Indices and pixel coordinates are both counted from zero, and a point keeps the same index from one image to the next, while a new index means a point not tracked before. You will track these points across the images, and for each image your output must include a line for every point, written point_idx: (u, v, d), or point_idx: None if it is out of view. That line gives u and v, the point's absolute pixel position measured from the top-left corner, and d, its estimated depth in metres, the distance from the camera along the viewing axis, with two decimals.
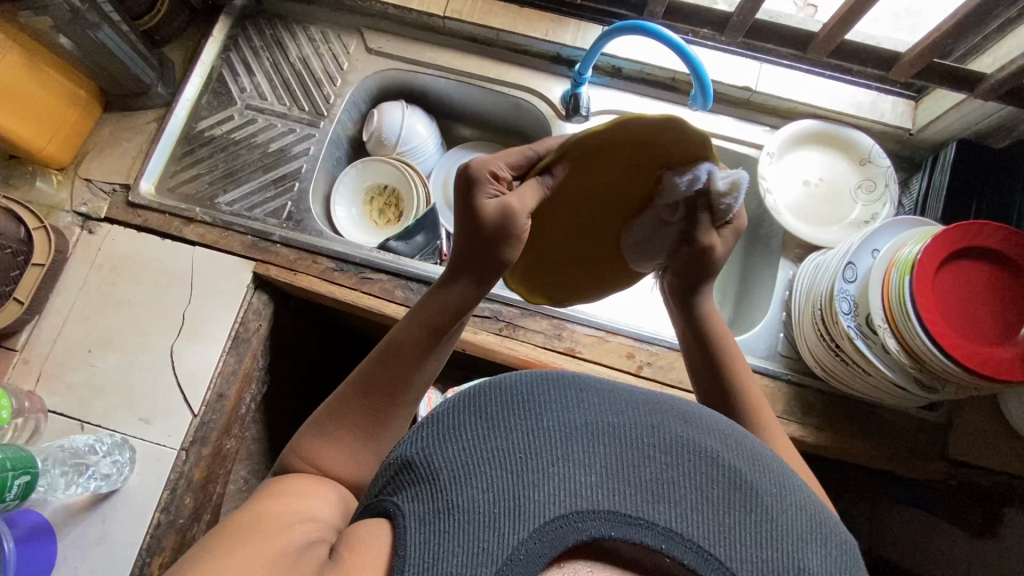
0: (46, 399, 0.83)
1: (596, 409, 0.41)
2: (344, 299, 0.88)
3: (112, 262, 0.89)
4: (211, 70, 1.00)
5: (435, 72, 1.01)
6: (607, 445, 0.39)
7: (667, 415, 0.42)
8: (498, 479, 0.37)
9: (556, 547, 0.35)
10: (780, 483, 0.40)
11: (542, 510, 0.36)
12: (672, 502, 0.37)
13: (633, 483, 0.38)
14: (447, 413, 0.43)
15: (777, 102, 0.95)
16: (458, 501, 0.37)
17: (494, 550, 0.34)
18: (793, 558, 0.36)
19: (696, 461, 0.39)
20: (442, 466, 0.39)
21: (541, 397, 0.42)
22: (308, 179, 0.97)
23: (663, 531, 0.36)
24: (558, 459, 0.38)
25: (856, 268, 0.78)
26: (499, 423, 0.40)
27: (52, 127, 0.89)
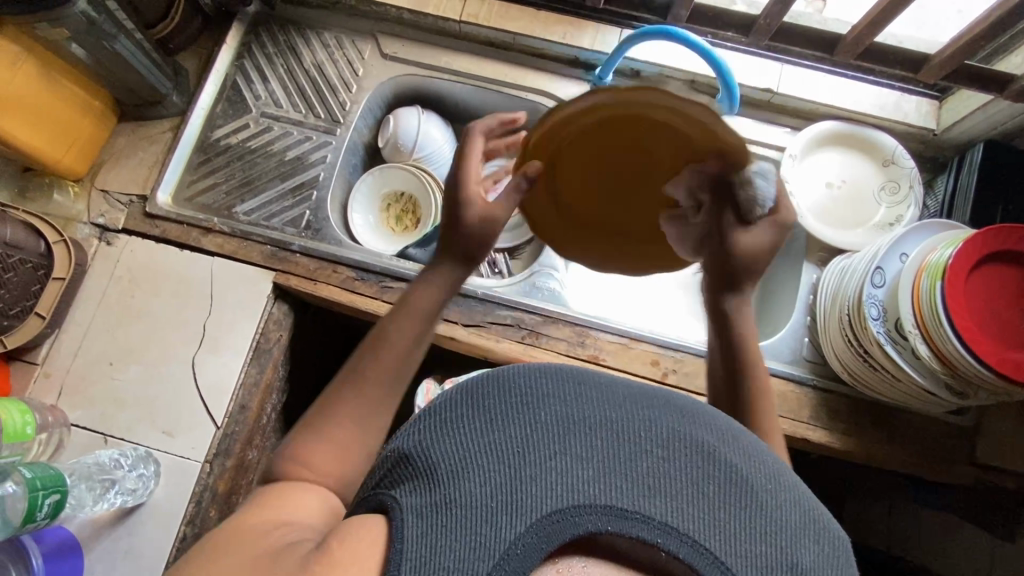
0: (68, 413, 0.83)
1: (597, 400, 0.39)
2: (365, 308, 0.87)
3: (131, 275, 0.89)
4: (225, 78, 1.00)
5: (451, 77, 1.00)
6: (605, 436, 0.37)
7: (666, 408, 0.40)
8: (494, 473, 0.35)
9: (553, 543, 0.33)
10: (776, 478, 0.38)
11: (538, 505, 0.34)
12: (672, 497, 0.34)
13: (631, 477, 0.35)
14: (442, 404, 0.41)
15: (798, 103, 0.94)
16: (455, 496, 0.35)
17: (490, 545, 0.32)
18: (786, 554, 0.34)
19: (696, 456, 0.37)
20: (440, 460, 0.37)
21: (541, 388, 0.40)
22: (326, 187, 0.96)
23: (658, 526, 0.33)
24: (554, 452, 0.35)
25: (885, 273, 0.77)
26: (497, 417, 0.38)
27: (69, 139, 0.88)
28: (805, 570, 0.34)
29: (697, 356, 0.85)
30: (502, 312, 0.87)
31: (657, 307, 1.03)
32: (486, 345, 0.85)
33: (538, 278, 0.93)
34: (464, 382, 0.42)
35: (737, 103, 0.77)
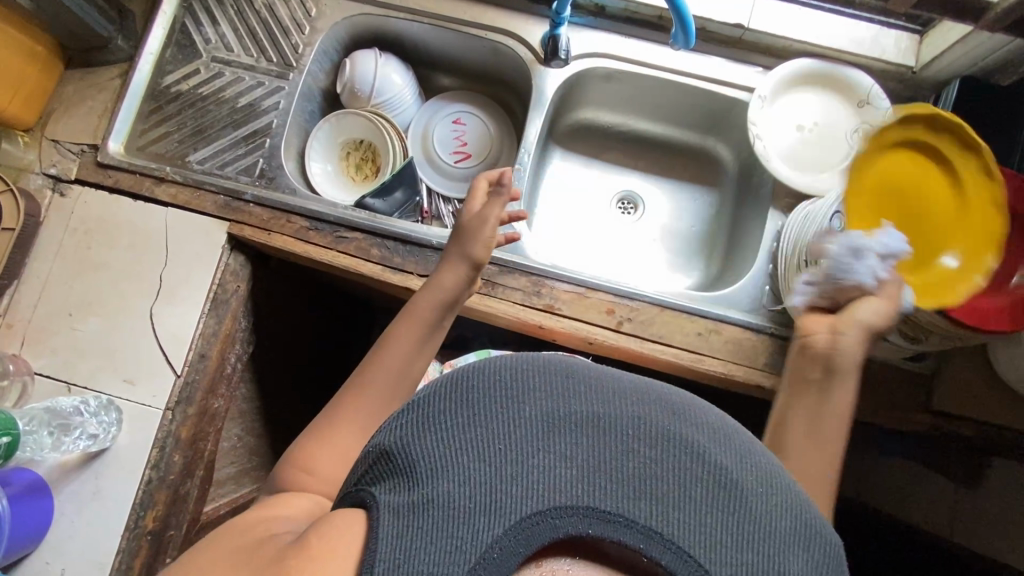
0: (31, 362, 0.84)
1: (582, 400, 0.41)
2: (318, 258, 0.86)
3: (86, 226, 0.88)
4: (173, 20, 0.95)
5: (408, 16, 0.95)
6: (589, 436, 0.39)
7: (655, 405, 0.42)
8: (474, 471, 0.37)
9: (531, 544, 0.35)
10: (769, 482, 0.39)
11: (518, 506, 0.36)
12: (654, 500, 0.37)
13: (616, 479, 0.37)
14: (428, 397, 0.43)
15: (770, 39, 0.89)
16: (433, 495, 0.37)
17: (469, 547, 0.35)
18: (772, 560, 0.36)
19: (684, 457, 0.39)
20: (421, 458, 0.39)
21: (525, 386, 0.41)
22: (280, 135, 0.93)
23: (642, 530, 0.35)
24: (537, 452, 0.38)
25: (844, 218, 0.75)
26: (477, 409, 0.40)
27: (12, 86, 0.86)
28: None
29: (653, 305, 0.84)
30: None
31: (623, 257, 1.04)
32: None
33: None
34: (450, 372, 0.44)
35: (692, 38, 0.72)
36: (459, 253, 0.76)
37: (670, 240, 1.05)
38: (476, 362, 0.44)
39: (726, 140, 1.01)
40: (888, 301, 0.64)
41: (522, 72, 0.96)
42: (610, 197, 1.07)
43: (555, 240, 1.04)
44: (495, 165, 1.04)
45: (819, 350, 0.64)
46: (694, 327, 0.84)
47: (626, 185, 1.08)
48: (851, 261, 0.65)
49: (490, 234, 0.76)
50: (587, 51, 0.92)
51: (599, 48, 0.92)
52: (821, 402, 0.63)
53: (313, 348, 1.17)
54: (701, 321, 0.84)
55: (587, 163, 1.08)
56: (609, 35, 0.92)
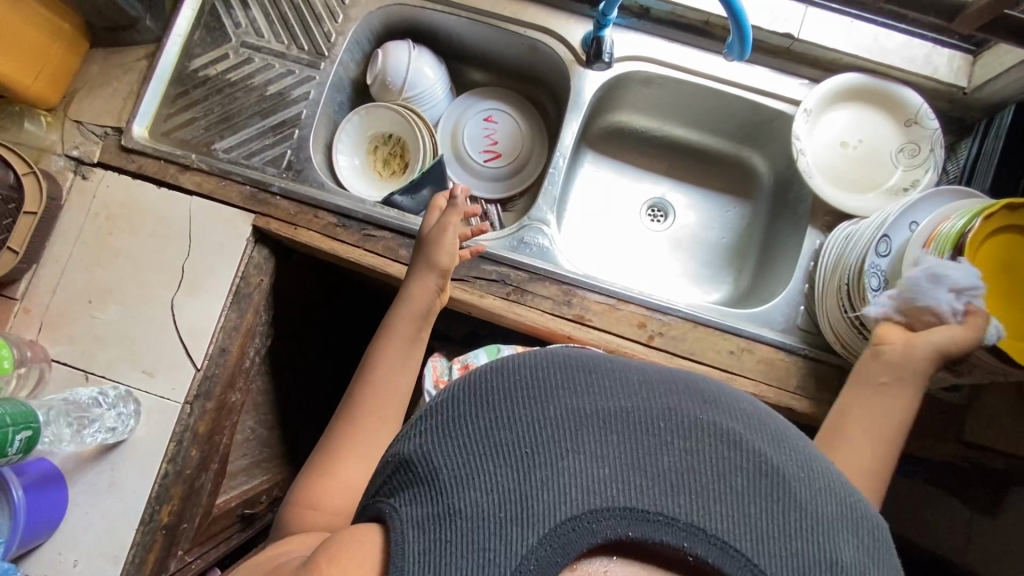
0: (49, 349, 0.83)
1: (608, 393, 0.37)
2: (345, 256, 0.85)
3: (108, 212, 0.86)
4: (203, 2, 0.92)
5: (445, 9, 0.92)
6: (619, 432, 0.35)
7: (685, 395, 0.38)
8: (500, 477, 0.34)
9: (568, 553, 0.32)
10: (809, 466, 0.36)
11: (551, 512, 0.33)
12: (693, 495, 0.34)
13: (651, 475, 0.34)
14: (446, 403, 0.40)
15: (820, 52, 0.86)
16: (459, 506, 0.34)
17: (502, 559, 0.32)
18: (824, 549, 0.32)
19: (721, 450, 0.35)
20: (442, 466, 0.36)
21: (547, 382, 0.38)
22: (309, 126, 0.90)
23: (683, 528, 0.33)
24: (564, 452, 0.34)
25: (890, 242, 0.72)
26: (497, 410, 0.37)
27: (37, 64, 0.83)
28: (843, 565, 0.32)
29: (686, 320, 0.83)
30: (488, 266, 0.84)
31: (650, 267, 1.02)
32: (470, 301, 0.82)
33: (527, 233, 0.87)
34: (467, 375, 0.41)
35: (749, 48, 0.68)
36: (426, 264, 0.76)
37: (699, 251, 1.03)
38: (492, 362, 0.41)
39: (763, 151, 0.99)
40: (963, 330, 0.63)
41: (559, 72, 0.93)
42: (639, 204, 1.05)
43: (581, 245, 1.02)
44: (525, 165, 1.01)
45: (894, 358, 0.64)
46: (725, 345, 0.82)
47: (656, 192, 1.06)
48: (931, 287, 0.63)
49: (452, 241, 0.76)
50: (628, 54, 0.89)
51: (640, 51, 0.89)
52: (883, 406, 0.63)
53: (329, 342, 1.15)
54: (733, 339, 0.83)
55: (618, 169, 1.06)
56: (652, 39, 0.89)
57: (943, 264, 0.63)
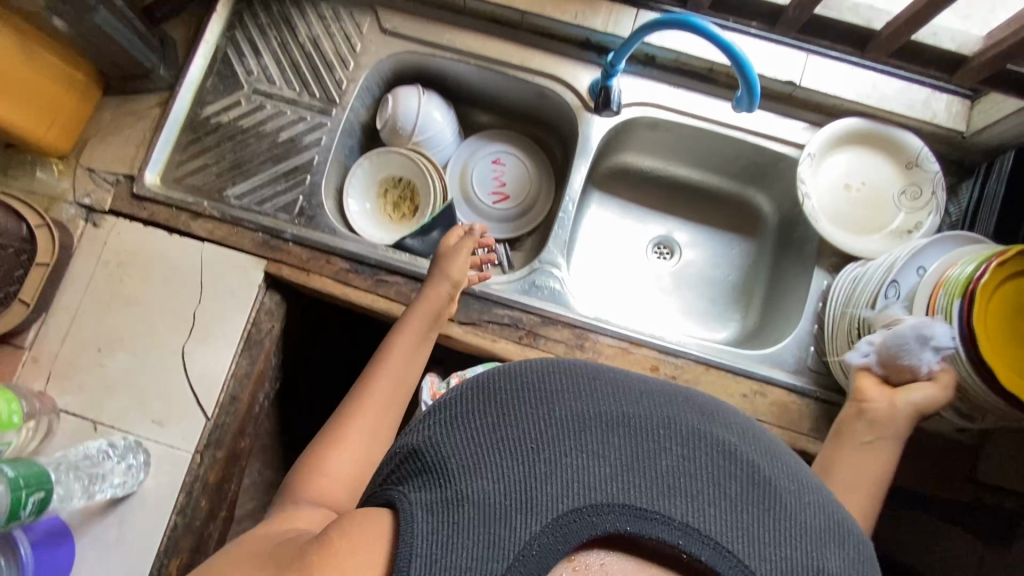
0: (57, 399, 0.82)
1: (612, 400, 0.40)
2: (358, 301, 0.85)
3: (119, 258, 0.86)
4: (215, 50, 0.94)
5: (454, 57, 0.93)
6: (620, 435, 0.38)
7: (684, 408, 0.41)
8: (507, 470, 0.37)
9: (569, 541, 0.34)
10: (800, 481, 0.39)
11: (554, 504, 0.35)
12: (689, 497, 0.36)
13: (650, 477, 0.36)
14: (458, 401, 0.43)
15: (822, 98, 0.89)
16: (468, 492, 0.36)
17: (506, 544, 0.34)
18: (811, 558, 0.35)
19: (716, 456, 0.38)
20: (452, 458, 0.38)
21: (554, 387, 0.41)
22: (320, 172, 0.91)
23: (679, 527, 0.35)
24: (568, 450, 0.37)
25: (899, 287, 0.74)
26: (507, 411, 0.40)
27: (51, 114, 0.83)
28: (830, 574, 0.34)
29: (698, 363, 0.83)
30: (500, 311, 0.84)
31: (658, 304, 1.03)
32: (483, 346, 0.83)
33: (538, 276, 0.88)
34: (479, 377, 0.44)
35: (757, 99, 0.70)
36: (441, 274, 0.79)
37: (705, 288, 1.04)
38: (502, 368, 0.44)
39: (766, 191, 1.01)
40: (938, 388, 0.67)
41: (566, 117, 0.95)
42: (645, 242, 1.06)
43: (589, 284, 1.03)
44: (533, 206, 1.02)
45: (876, 414, 0.69)
46: (738, 388, 0.83)
47: (662, 230, 1.07)
48: (914, 348, 0.67)
49: (465, 257, 0.81)
50: (635, 101, 0.91)
51: (646, 98, 0.92)
52: (867, 460, 0.67)
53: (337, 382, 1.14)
54: (745, 381, 0.83)
55: (623, 207, 1.07)
56: (658, 85, 0.92)
57: (929, 323, 0.67)
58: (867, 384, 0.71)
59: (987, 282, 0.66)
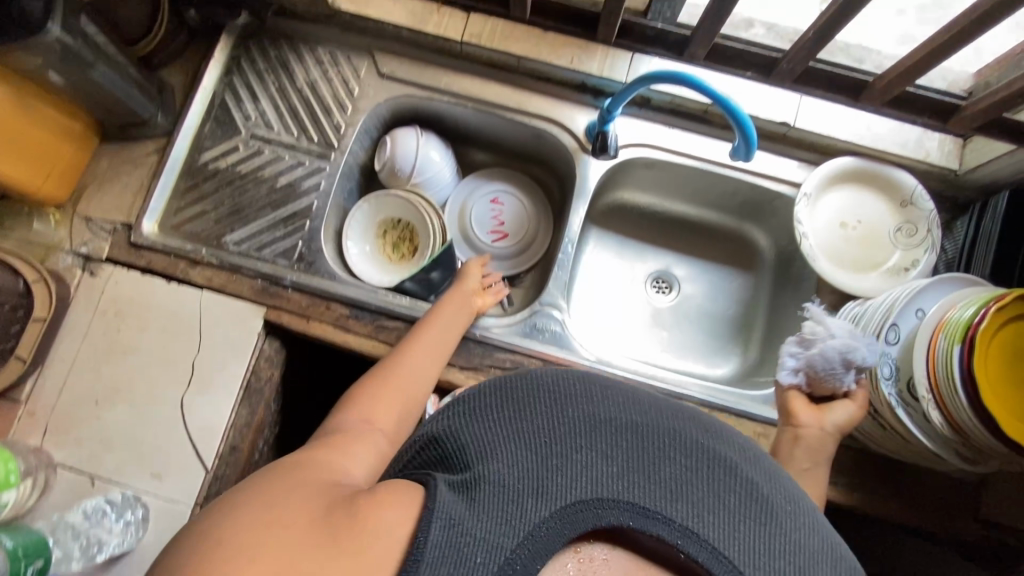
0: (54, 453, 0.81)
1: (624, 411, 0.48)
2: (358, 348, 0.85)
3: (117, 307, 0.85)
4: (213, 95, 0.94)
5: (452, 100, 0.94)
6: (628, 441, 0.45)
7: (688, 426, 0.48)
8: (525, 460, 0.43)
9: (576, 527, 0.41)
10: (794, 503, 0.46)
11: (565, 494, 0.42)
12: (690, 503, 0.43)
13: (654, 480, 0.44)
14: (482, 397, 0.50)
15: (816, 139, 0.90)
16: (488, 473, 0.43)
17: (521, 521, 0.40)
18: (798, 566, 0.42)
19: (710, 468, 0.45)
20: (478, 447, 0.45)
21: (572, 395, 0.48)
22: (320, 217, 0.91)
23: (679, 528, 0.42)
24: (580, 450, 0.44)
25: (899, 330, 0.76)
26: (526, 412, 0.47)
27: (47, 165, 0.83)
28: None
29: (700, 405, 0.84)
30: (501, 355, 0.84)
31: (659, 340, 1.03)
32: None
33: (539, 319, 0.88)
34: (503, 380, 0.51)
35: (755, 148, 0.70)
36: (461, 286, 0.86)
37: (705, 323, 1.04)
38: (525, 374, 0.51)
39: (763, 226, 1.02)
40: (856, 404, 0.74)
41: (564, 158, 0.95)
42: (644, 276, 1.07)
43: (589, 320, 1.03)
44: (532, 243, 1.03)
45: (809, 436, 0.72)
46: (742, 430, 0.83)
47: (661, 264, 1.07)
48: (841, 371, 0.71)
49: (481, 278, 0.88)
50: (631, 141, 0.92)
51: (643, 139, 0.93)
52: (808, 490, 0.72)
53: None
54: (748, 423, 0.83)
55: (622, 242, 1.08)
56: (654, 126, 0.92)
57: (854, 344, 0.71)
58: (798, 404, 0.74)
59: (987, 327, 0.67)
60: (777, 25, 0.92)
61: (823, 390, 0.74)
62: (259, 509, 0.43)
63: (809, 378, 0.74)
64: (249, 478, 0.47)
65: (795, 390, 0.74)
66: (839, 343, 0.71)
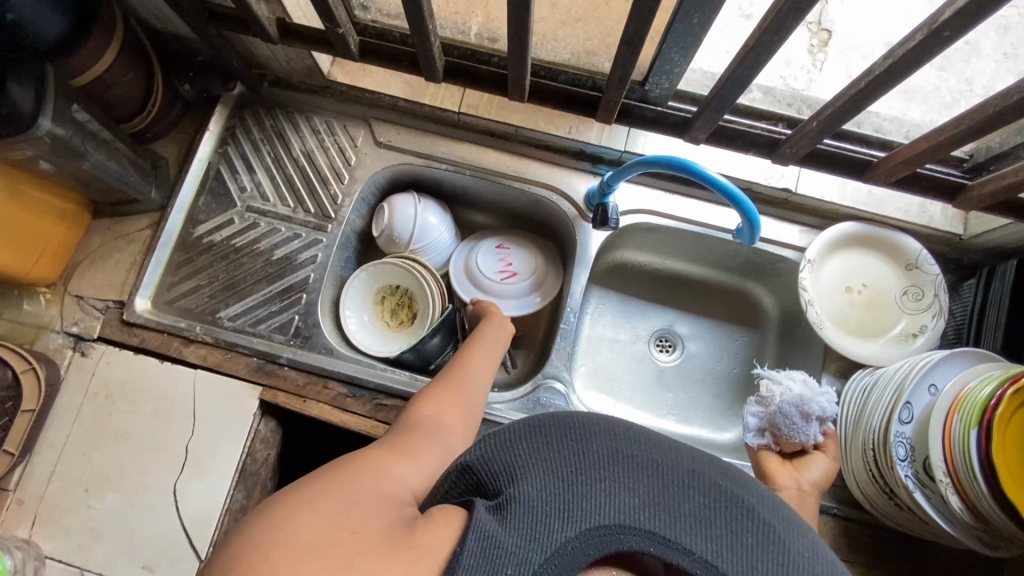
0: (42, 545, 0.78)
1: (644, 444, 0.46)
2: (357, 428, 0.82)
3: (107, 389, 0.83)
4: (208, 166, 0.93)
5: (449, 168, 0.93)
6: (649, 474, 0.44)
7: (708, 464, 0.47)
8: (550, 484, 0.42)
9: (598, 549, 0.40)
10: (815, 550, 0.43)
11: (589, 517, 0.41)
12: (709, 537, 0.42)
13: (674, 513, 0.42)
14: (508, 423, 0.48)
15: (817, 204, 0.89)
16: (514, 495, 0.41)
17: (546, 541, 0.39)
18: None
19: (734, 510, 0.43)
20: (502, 470, 0.44)
21: (594, 424, 0.47)
22: (317, 290, 0.89)
23: (698, 560, 0.40)
24: (605, 478, 0.43)
25: (913, 409, 0.73)
26: (552, 438, 0.45)
27: (38, 248, 0.82)
28: None
29: None
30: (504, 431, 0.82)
31: (664, 401, 1.01)
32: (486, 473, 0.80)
33: (543, 393, 0.86)
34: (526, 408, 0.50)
35: (759, 230, 0.71)
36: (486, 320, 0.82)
37: (711, 383, 1.02)
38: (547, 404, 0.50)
39: (767, 285, 1.00)
40: (829, 457, 0.73)
41: (563, 223, 0.94)
42: (647, 335, 1.05)
43: (592, 383, 1.01)
44: (543, 284, 0.97)
45: (790, 493, 0.70)
46: None
47: (663, 321, 1.05)
48: (802, 426, 0.72)
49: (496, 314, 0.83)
50: (631, 208, 0.92)
51: (642, 206, 0.92)
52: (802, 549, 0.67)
53: None
54: None
55: (624, 301, 1.06)
56: (654, 193, 0.92)
57: (810, 394, 0.73)
58: (769, 461, 0.73)
59: (1005, 406, 0.65)
60: (773, 89, 0.92)
61: (791, 447, 0.74)
62: (324, 513, 0.41)
63: (777, 435, 0.73)
64: (318, 474, 0.45)
65: (765, 449, 0.74)
66: (793, 397, 0.72)
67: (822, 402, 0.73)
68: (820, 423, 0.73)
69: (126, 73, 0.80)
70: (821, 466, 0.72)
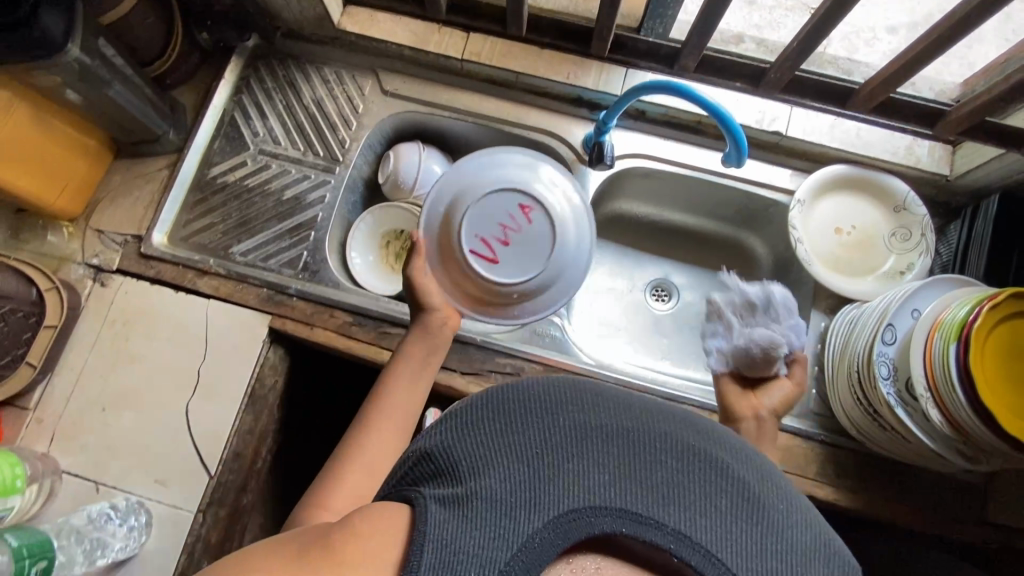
0: (60, 460, 0.82)
1: (612, 413, 0.40)
2: (362, 354, 0.86)
3: (125, 317, 0.87)
4: (223, 113, 0.97)
5: (454, 115, 0.97)
6: (620, 446, 0.38)
7: (677, 424, 0.41)
8: (515, 470, 0.36)
9: (568, 538, 0.34)
10: (784, 497, 0.38)
11: (557, 503, 0.35)
12: (683, 505, 0.36)
13: (645, 484, 0.36)
14: (465, 407, 0.42)
15: (808, 146, 0.91)
16: (474, 489, 0.35)
17: (512, 536, 0.34)
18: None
19: (707, 470, 0.37)
20: (462, 458, 0.38)
21: (558, 398, 0.41)
22: (324, 228, 0.93)
23: (671, 532, 0.34)
24: (572, 456, 0.37)
25: (896, 330, 0.75)
26: (515, 421, 0.39)
27: (61, 182, 0.86)
28: None
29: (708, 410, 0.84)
30: (502, 359, 0.85)
31: (659, 346, 1.03)
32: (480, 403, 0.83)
33: (540, 325, 0.89)
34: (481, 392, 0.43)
35: (745, 152, 0.73)
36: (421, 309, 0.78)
37: None
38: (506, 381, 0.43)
39: (760, 235, 1.03)
40: (791, 384, 0.74)
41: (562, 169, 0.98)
42: (644, 285, 1.08)
43: (588, 329, 1.04)
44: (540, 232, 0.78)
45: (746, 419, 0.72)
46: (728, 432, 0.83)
47: (659, 271, 1.08)
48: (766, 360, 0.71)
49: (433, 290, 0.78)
50: (627, 152, 0.95)
51: (638, 150, 0.95)
52: None
53: None
54: None
55: (621, 252, 1.09)
56: (649, 138, 0.95)
57: (777, 327, 0.71)
58: (729, 390, 0.74)
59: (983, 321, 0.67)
60: (765, 40, 0.96)
61: (754, 376, 0.74)
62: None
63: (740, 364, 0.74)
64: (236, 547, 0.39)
65: (725, 377, 0.75)
66: (759, 331, 0.71)
67: (790, 335, 0.72)
68: (786, 353, 0.73)
69: (147, 16, 0.85)
70: (781, 393, 0.73)
